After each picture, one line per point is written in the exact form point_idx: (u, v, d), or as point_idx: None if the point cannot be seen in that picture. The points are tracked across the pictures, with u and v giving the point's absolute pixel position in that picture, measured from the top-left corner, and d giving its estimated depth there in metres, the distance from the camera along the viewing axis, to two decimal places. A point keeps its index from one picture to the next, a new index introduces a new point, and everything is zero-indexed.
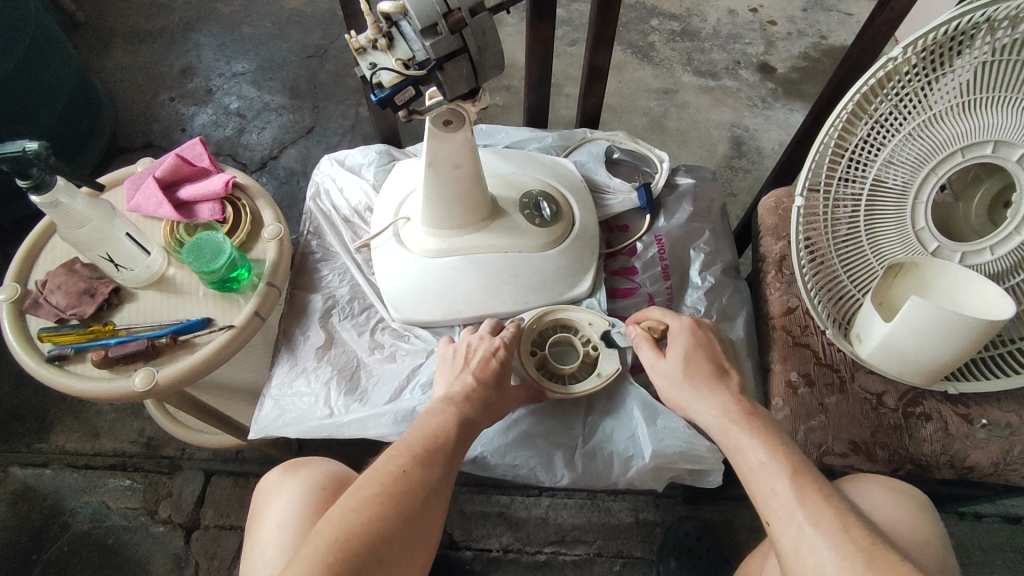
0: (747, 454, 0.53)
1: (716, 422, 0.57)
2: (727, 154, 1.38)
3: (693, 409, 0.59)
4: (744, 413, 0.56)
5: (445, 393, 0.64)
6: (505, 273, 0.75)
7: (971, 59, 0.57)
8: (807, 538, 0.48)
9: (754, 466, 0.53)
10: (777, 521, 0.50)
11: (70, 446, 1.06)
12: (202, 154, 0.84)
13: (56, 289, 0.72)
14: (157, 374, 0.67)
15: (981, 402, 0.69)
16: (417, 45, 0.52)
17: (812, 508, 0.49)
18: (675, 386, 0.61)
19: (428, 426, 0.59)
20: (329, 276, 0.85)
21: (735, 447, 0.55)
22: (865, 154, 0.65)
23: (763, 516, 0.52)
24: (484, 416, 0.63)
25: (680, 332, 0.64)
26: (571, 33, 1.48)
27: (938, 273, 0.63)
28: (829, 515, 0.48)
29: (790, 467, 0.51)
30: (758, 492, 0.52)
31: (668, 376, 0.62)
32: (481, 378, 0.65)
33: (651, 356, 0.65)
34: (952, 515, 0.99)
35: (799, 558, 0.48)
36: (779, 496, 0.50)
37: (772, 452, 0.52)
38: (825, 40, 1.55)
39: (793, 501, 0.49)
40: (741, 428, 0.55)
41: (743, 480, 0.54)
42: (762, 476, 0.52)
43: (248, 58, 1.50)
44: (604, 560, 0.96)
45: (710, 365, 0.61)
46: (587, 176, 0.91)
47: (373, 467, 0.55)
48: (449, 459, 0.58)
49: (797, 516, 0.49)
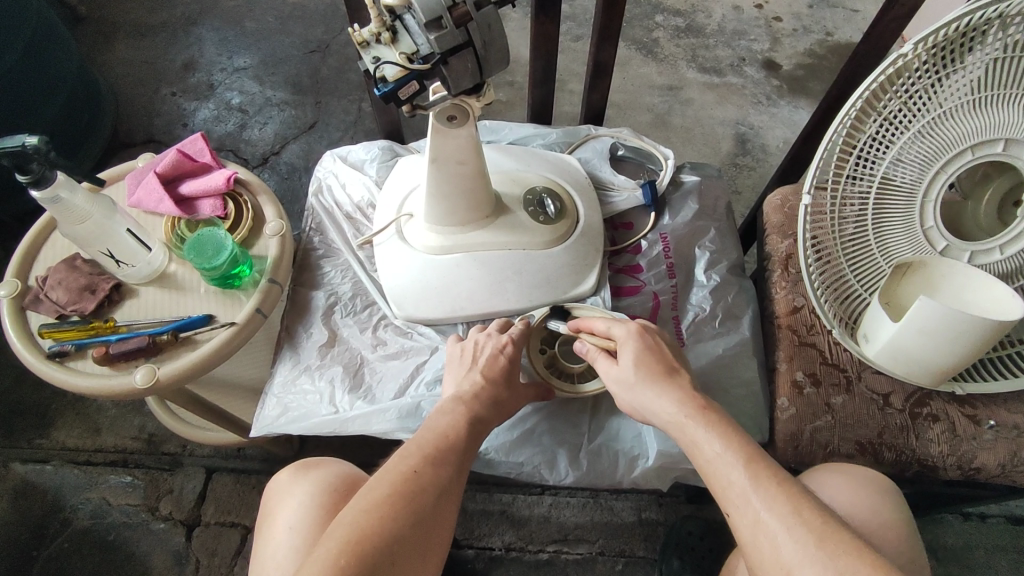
0: (702, 448, 0.52)
1: (672, 419, 0.55)
2: (731, 151, 1.37)
3: (651, 412, 0.57)
4: (699, 408, 0.55)
5: (454, 393, 0.63)
6: (509, 270, 0.75)
7: (983, 56, 0.56)
8: (762, 525, 0.47)
9: (711, 459, 0.51)
10: (735, 510, 0.49)
11: (70, 442, 1.06)
12: (204, 149, 0.83)
13: (56, 285, 0.72)
14: (158, 371, 0.67)
15: (990, 403, 0.69)
16: (421, 39, 0.51)
17: (765, 492, 0.48)
18: (631, 391, 0.59)
19: (437, 426, 0.59)
20: (332, 273, 0.85)
21: (692, 443, 0.53)
22: (874, 152, 0.64)
23: (723, 508, 0.51)
24: (495, 414, 0.63)
25: (627, 336, 0.62)
26: (575, 28, 1.47)
27: (950, 272, 0.62)
28: (783, 499, 0.48)
29: (744, 455, 0.51)
30: (715, 484, 0.51)
31: (623, 382, 0.60)
32: (490, 376, 0.64)
33: (606, 365, 0.63)
34: (957, 515, 0.99)
35: (757, 546, 0.47)
36: (734, 485, 0.49)
37: (726, 444, 0.51)
38: (831, 37, 1.54)
39: (747, 488, 0.49)
40: (697, 423, 0.54)
41: (703, 474, 0.52)
42: (719, 468, 0.51)
43: (250, 52, 1.49)
44: (607, 559, 0.95)
45: (660, 366, 0.59)
46: (592, 173, 0.90)
47: (384, 468, 0.54)
48: (460, 459, 0.57)
49: (752, 503, 0.48)
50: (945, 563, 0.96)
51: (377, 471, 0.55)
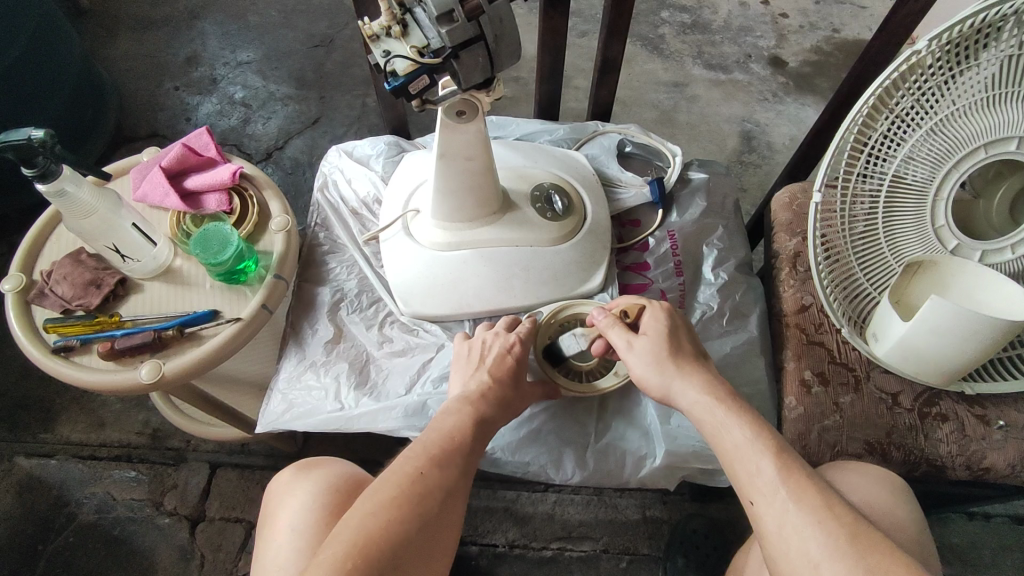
0: (729, 433, 0.53)
1: (700, 400, 0.56)
2: (737, 148, 1.36)
3: (676, 389, 0.58)
4: (727, 394, 0.56)
5: (461, 392, 0.63)
6: (516, 267, 0.74)
7: (997, 53, 0.55)
8: (791, 517, 0.47)
9: (738, 444, 0.52)
10: (760, 500, 0.49)
11: (75, 436, 1.06)
12: (209, 143, 0.83)
13: (61, 280, 0.71)
14: (163, 367, 0.67)
15: (999, 403, 0.68)
16: (432, 32, 0.51)
17: (796, 485, 0.48)
18: (658, 365, 0.60)
19: (443, 426, 0.59)
20: (337, 269, 0.84)
21: (717, 427, 0.54)
22: (885, 150, 0.63)
23: (744, 497, 0.51)
24: (499, 416, 0.63)
25: (657, 313, 0.63)
26: (580, 24, 1.47)
27: (960, 272, 0.61)
28: (812, 493, 0.48)
29: (773, 446, 0.51)
30: (740, 471, 0.51)
31: (649, 355, 0.60)
32: (497, 376, 0.64)
33: (625, 338, 0.63)
34: (962, 515, 0.99)
35: (781, 537, 0.47)
36: (763, 474, 0.49)
37: (755, 433, 0.52)
38: (838, 34, 1.53)
39: (776, 479, 0.49)
40: (726, 408, 0.54)
41: (724, 461, 0.52)
42: (746, 455, 0.51)
43: (254, 47, 1.48)
44: (611, 556, 0.95)
45: (689, 347, 0.61)
46: (599, 170, 0.89)
47: (390, 468, 0.54)
48: (465, 460, 0.57)
49: (780, 494, 0.48)
50: (950, 563, 0.95)
51: (383, 472, 0.55)
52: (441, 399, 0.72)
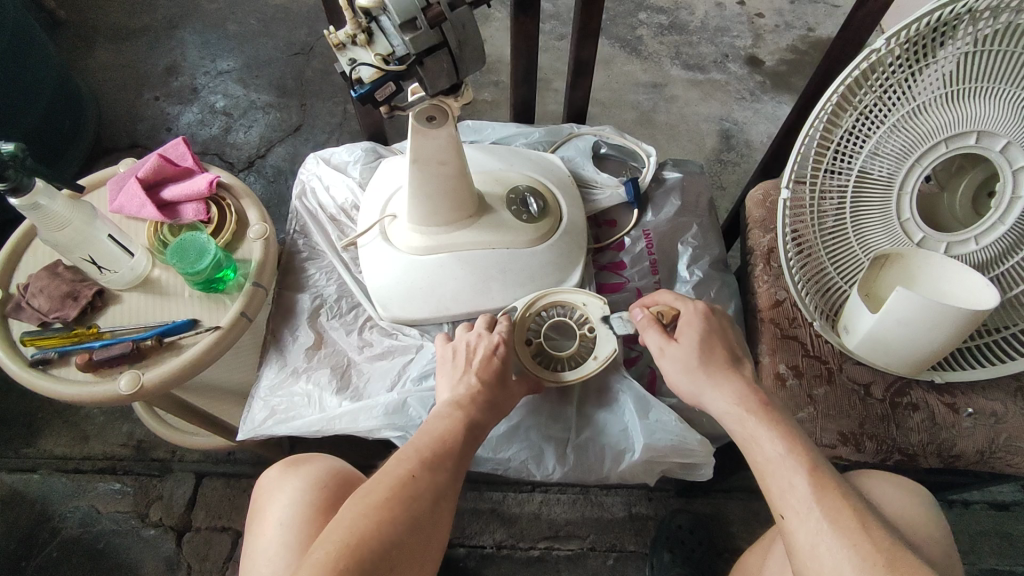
0: (763, 447, 0.54)
1: (731, 412, 0.57)
2: (715, 147, 1.38)
3: (707, 398, 0.59)
4: (761, 405, 0.56)
5: (450, 397, 0.62)
6: (493, 270, 0.75)
7: (954, 51, 0.56)
8: (825, 537, 0.48)
9: (772, 459, 0.53)
10: (792, 515, 0.50)
11: (58, 450, 1.05)
12: (185, 153, 0.83)
13: (38, 292, 0.71)
14: (142, 377, 0.67)
15: (967, 391, 0.70)
16: (396, 40, 0.52)
17: (829, 506, 0.49)
18: (689, 374, 0.61)
19: (434, 430, 0.59)
20: (316, 275, 0.85)
21: (750, 437, 0.55)
22: (850, 146, 0.64)
23: (774, 509, 0.52)
24: (491, 417, 0.63)
25: (695, 316, 0.64)
26: (559, 27, 1.48)
27: (927, 263, 0.62)
28: (848, 513, 0.48)
29: (807, 463, 0.52)
30: (774, 485, 0.52)
31: (680, 364, 0.61)
32: (485, 378, 0.64)
33: (660, 341, 0.64)
34: (943, 503, 1.00)
35: (815, 556, 0.48)
36: (796, 490, 0.50)
37: (790, 449, 0.53)
38: (812, 32, 1.56)
39: (810, 496, 0.50)
40: (758, 419, 0.55)
41: (758, 473, 0.54)
42: (780, 470, 0.52)
43: (234, 55, 1.49)
44: (598, 554, 0.96)
45: (724, 354, 0.61)
46: (575, 172, 0.91)
47: (382, 471, 0.55)
48: (457, 462, 0.57)
49: (814, 513, 0.49)
50: None
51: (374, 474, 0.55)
52: (422, 398, 0.73)
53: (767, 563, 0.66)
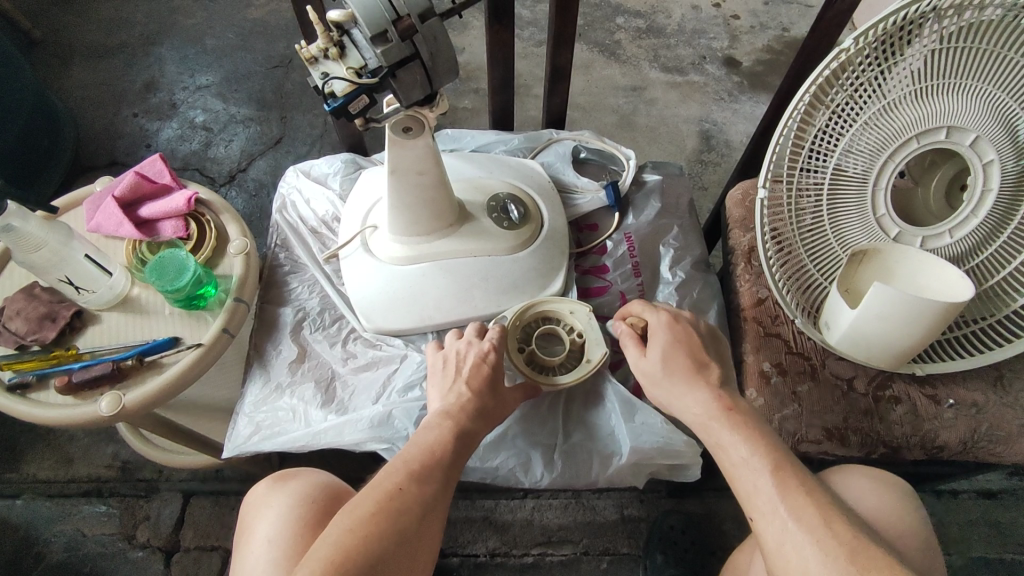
0: (729, 452, 0.54)
1: (698, 420, 0.58)
2: (696, 148, 1.39)
3: (677, 407, 0.60)
4: (724, 409, 0.57)
5: (439, 406, 0.62)
6: (475, 277, 0.75)
7: (921, 48, 0.57)
8: (791, 535, 0.48)
9: (737, 463, 0.53)
10: (760, 516, 0.50)
11: (42, 474, 1.03)
12: (162, 170, 0.82)
13: (15, 315, 0.70)
14: (124, 398, 0.66)
15: (948, 381, 0.71)
16: (368, 53, 0.53)
17: (793, 504, 0.49)
18: (658, 385, 0.62)
19: (423, 441, 0.58)
20: (299, 288, 0.84)
21: (716, 444, 0.56)
22: (824, 145, 0.64)
23: (747, 512, 0.52)
24: (480, 426, 0.62)
25: (660, 326, 0.64)
26: (537, 33, 1.49)
27: (903, 257, 0.63)
28: (811, 510, 0.49)
29: (771, 462, 0.52)
30: (742, 488, 0.53)
31: (653, 374, 0.62)
32: (476, 386, 0.63)
33: (636, 354, 0.65)
34: (929, 493, 1.02)
35: (782, 554, 0.48)
36: (761, 492, 0.51)
37: (753, 449, 0.53)
38: (788, 33, 1.58)
39: (775, 496, 0.50)
40: (721, 425, 0.56)
41: (729, 477, 0.54)
42: (745, 472, 0.52)
43: (212, 70, 1.48)
44: (592, 558, 0.96)
45: (689, 360, 0.61)
46: (555, 177, 0.91)
47: (370, 484, 0.54)
48: (446, 474, 0.57)
49: (780, 512, 0.49)
50: None
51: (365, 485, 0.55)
52: (407, 410, 0.72)
53: (756, 562, 0.66)
